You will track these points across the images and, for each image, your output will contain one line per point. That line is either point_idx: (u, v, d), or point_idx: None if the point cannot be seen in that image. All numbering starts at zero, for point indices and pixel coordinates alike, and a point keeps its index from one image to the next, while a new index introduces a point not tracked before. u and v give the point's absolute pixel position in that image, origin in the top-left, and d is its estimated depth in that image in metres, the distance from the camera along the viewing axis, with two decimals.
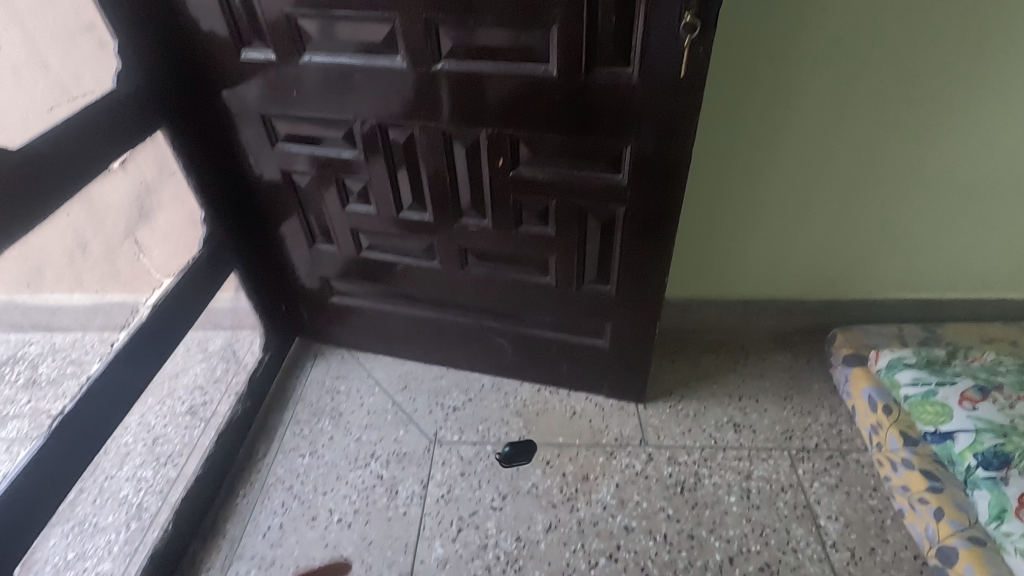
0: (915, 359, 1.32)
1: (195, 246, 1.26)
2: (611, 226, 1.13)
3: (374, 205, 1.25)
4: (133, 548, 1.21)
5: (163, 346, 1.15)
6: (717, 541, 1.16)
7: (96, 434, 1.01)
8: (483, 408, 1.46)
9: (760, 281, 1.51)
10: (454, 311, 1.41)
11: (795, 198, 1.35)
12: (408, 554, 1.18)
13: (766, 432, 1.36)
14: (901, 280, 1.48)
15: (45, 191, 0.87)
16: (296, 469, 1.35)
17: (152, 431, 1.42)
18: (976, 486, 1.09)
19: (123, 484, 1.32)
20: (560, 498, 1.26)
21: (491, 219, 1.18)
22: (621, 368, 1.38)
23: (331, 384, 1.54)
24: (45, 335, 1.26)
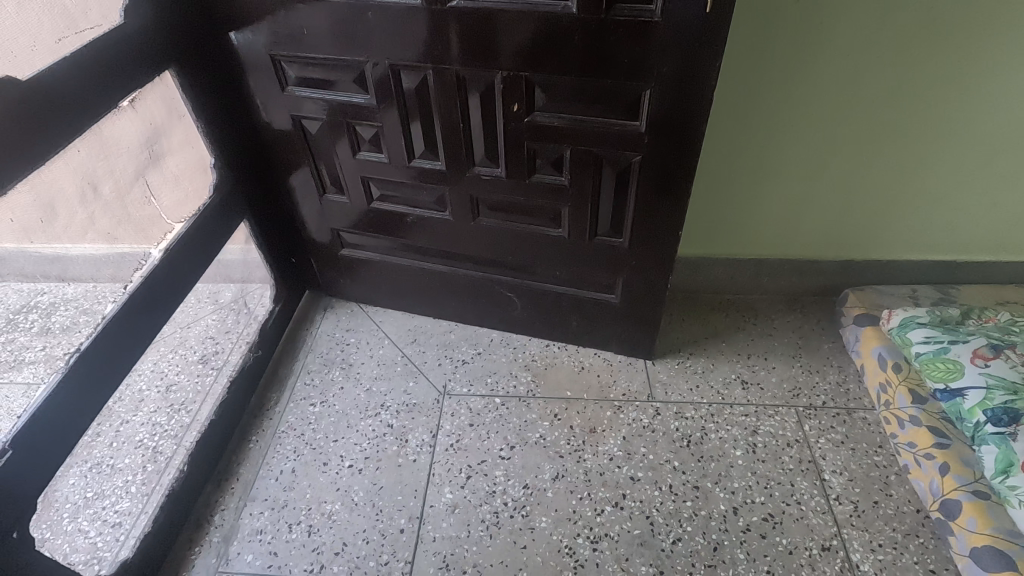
0: (928, 317, 1.31)
1: (206, 191, 1.24)
2: (626, 176, 1.12)
3: (385, 153, 1.24)
4: (149, 490, 1.22)
5: (173, 287, 1.14)
6: (722, 492, 1.18)
7: (119, 362, 1.03)
8: (491, 361, 1.47)
9: (773, 240, 1.49)
10: (464, 264, 1.41)
11: (813, 152, 1.32)
12: (417, 498, 1.20)
13: (773, 389, 1.37)
14: (917, 241, 1.46)
15: (52, 126, 0.87)
16: (307, 416, 1.37)
17: (165, 377, 1.43)
18: (983, 442, 1.10)
19: (138, 428, 1.33)
20: (568, 449, 1.27)
21: (504, 168, 1.17)
22: (630, 324, 1.38)
23: (341, 336, 1.55)
24: (56, 285, 1.19)
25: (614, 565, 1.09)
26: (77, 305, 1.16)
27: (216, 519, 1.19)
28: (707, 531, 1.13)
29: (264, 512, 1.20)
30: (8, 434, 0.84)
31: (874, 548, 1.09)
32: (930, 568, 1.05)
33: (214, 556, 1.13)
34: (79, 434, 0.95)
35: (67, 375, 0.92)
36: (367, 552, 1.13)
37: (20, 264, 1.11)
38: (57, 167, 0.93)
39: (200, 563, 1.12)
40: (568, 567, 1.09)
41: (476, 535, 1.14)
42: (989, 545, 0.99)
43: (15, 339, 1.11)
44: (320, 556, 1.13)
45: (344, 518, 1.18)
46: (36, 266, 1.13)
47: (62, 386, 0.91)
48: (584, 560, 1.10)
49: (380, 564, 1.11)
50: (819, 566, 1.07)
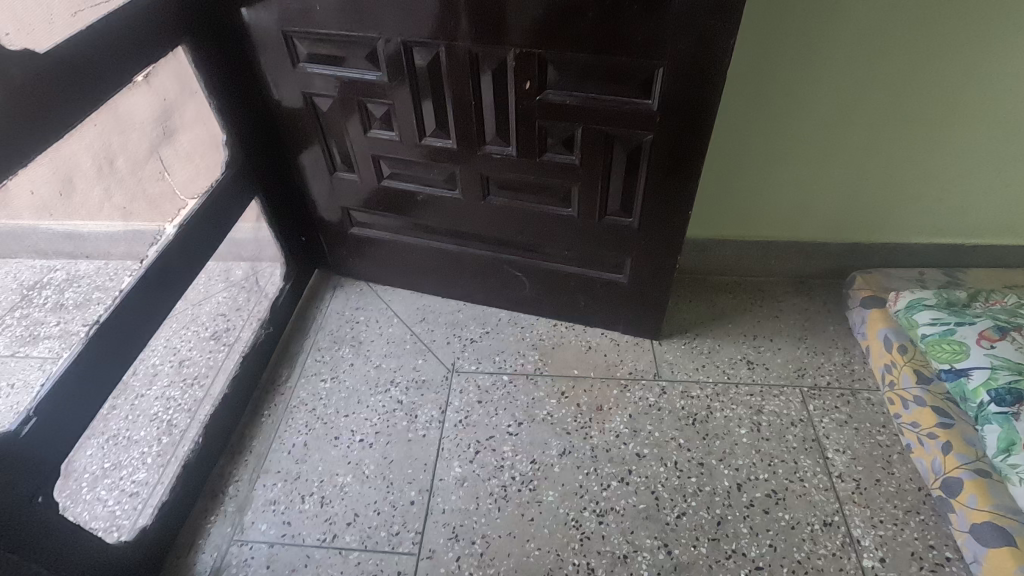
0: (935, 300, 1.32)
1: (218, 169, 1.25)
2: (636, 155, 1.12)
3: (396, 131, 1.24)
4: (165, 460, 1.25)
5: (188, 263, 1.16)
6: (726, 469, 1.20)
7: (135, 334, 1.05)
8: (499, 340, 1.48)
9: (782, 221, 1.49)
10: (473, 243, 1.42)
11: (825, 132, 1.32)
12: (427, 472, 1.23)
13: (778, 369, 1.38)
14: (926, 224, 1.46)
15: (70, 101, 0.88)
16: (318, 392, 1.39)
17: (177, 353, 1.44)
18: (986, 421, 1.11)
19: (152, 402, 1.35)
20: (574, 426, 1.29)
21: (515, 146, 1.17)
22: (638, 304, 1.39)
23: (350, 314, 1.57)
24: (66, 263, 1.14)
25: (620, 537, 1.11)
26: (89, 283, 1.13)
27: (230, 490, 1.22)
28: (711, 506, 1.15)
29: (277, 484, 1.22)
30: (34, 401, 0.87)
31: (875, 524, 1.11)
32: (929, 543, 1.07)
33: (230, 525, 1.16)
34: (99, 404, 0.97)
35: (87, 346, 0.95)
36: (378, 523, 1.16)
37: (37, 241, 1.05)
38: (74, 144, 0.94)
39: (215, 531, 1.15)
40: (575, 539, 1.12)
41: (484, 507, 1.17)
42: (989, 521, 1.01)
43: (30, 313, 1.04)
44: (332, 525, 1.15)
45: (355, 491, 1.20)
46: (52, 241, 1.09)
47: (83, 357, 0.94)
48: (590, 532, 1.12)
49: (391, 534, 1.14)
50: (821, 541, 1.09)
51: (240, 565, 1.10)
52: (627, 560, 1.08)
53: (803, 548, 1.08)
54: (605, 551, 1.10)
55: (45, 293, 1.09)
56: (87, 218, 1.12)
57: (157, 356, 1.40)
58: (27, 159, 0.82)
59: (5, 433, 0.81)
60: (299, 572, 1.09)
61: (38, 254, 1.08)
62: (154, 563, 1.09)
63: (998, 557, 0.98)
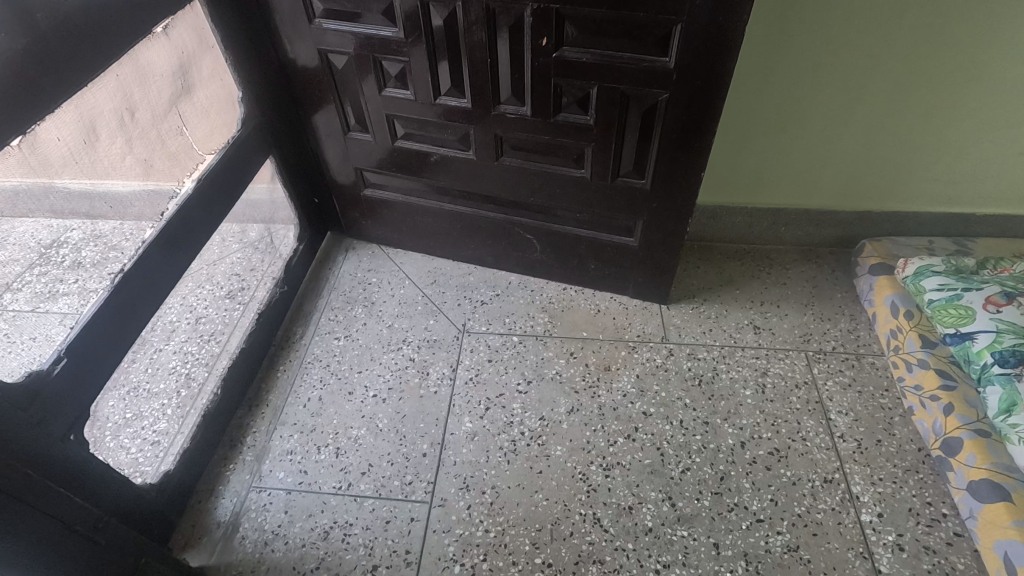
0: (943, 267, 1.34)
1: (234, 127, 1.27)
2: (651, 115, 1.13)
3: (412, 89, 1.25)
4: (186, 411, 1.24)
5: (206, 217, 1.18)
6: (731, 428, 1.23)
7: (151, 293, 1.06)
8: (510, 303, 1.50)
9: (794, 187, 1.49)
10: (485, 205, 1.44)
11: (842, 98, 1.31)
12: (439, 426, 1.26)
13: (784, 334, 1.40)
14: (936, 194, 1.47)
15: (95, 46, 0.90)
16: (332, 349, 1.42)
17: (194, 311, 1.39)
18: (988, 383, 1.14)
19: (170, 356, 1.31)
20: (582, 385, 1.32)
21: (530, 105, 1.18)
22: (647, 268, 1.40)
23: (363, 275, 1.59)
24: (83, 222, 1.07)
25: (626, 490, 1.15)
26: (106, 241, 1.09)
27: (248, 440, 1.25)
28: (715, 462, 1.18)
29: (293, 435, 1.26)
30: (64, 342, 0.89)
31: (874, 481, 1.14)
32: (927, 500, 1.11)
33: (248, 473, 1.20)
34: (121, 353, 1.00)
35: (112, 293, 0.97)
36: (392, 472, 1.19)
37: (56, 200, 0.98)
38: (95, 92, 0.95)
39: (235, 478, 1.19)
40: (582, 491, 1.15)
41: (495, 460, 1.21)
42: (987, 478, 1.04)
43: (48, 271, 0.99)
44: (347, 475, 1.19)
45: (369, 443, 1.24)
46: (68, 199, 1.01)
47: (109, 303, 0.97)
48: (597, 484, 1.16)
49: (404, 484, 1.18)
50: (821, 496, 1.12)
51: (259, 509, 1.15)
52: (632, 511, 1.12)
53: (803, 502, 1.12)
54: (611, 502, 1.13)
55: (64, 251, 1.03)
56: (105, 175, 1.05)
57: (175, 313, 1.34)
58: (50, 110, 0.84)
59: (37, 370, 0.84)
60: (316, 517, 1.14)
61: (53, 213, 0.99)
62: (177, 505, 1.13)
63: (993, 512, 1.01)
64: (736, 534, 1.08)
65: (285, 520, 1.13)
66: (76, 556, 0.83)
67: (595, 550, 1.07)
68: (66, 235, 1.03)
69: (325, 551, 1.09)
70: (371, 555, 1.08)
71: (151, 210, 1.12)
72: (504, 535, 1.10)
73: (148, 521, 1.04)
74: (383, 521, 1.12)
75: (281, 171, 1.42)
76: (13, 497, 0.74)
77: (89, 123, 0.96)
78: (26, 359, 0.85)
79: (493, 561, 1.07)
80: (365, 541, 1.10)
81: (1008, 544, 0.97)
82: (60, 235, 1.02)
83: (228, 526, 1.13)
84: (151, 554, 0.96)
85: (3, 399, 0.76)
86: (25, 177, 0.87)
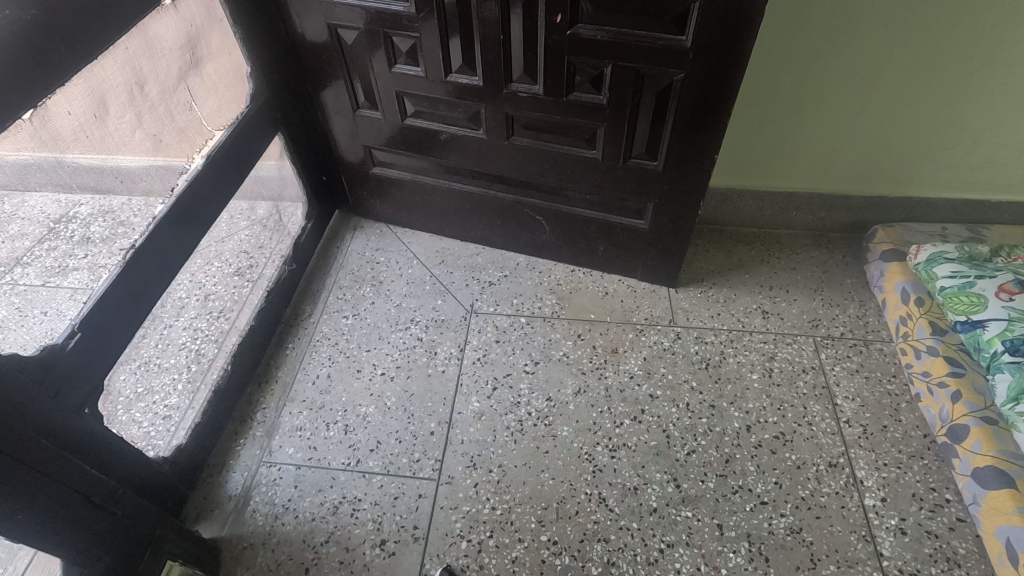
0: (956, 253, 1.33)
1: (243, 102, 1.26)
2: (664, 95, 1.11)
3: (422, 66, 1.23)
4: (197, 386, 1.25)
5: (216, 195, 1.18)
6: (737, 412, 1.24)
7: (161, 267, 1.06)
8: (517, 284, 1.50)
9: (805, 171, 1.48)
10: (494, 184, 1.43)
11: (859, 80, 1.28)
12: (447, 405, 1.27)
13: (793, 319, 1.40)
14: (951, 179, 1.45)
15: (108, 20, 0.90)
16: (340, 327, 1.43)
17: (203, 287, 1.37)
18: (998, 370, 1.13)
19: (180, 333, 1.31)
20: (589, 366, 1.33)
21: (542, 84, 1.16)
22: (656, 251, 1.40)
23: (371, 254, 1.59)
24: (91, 197, 1.05)
25: (631, 470, 1.16)
26: (115, 217, 1.07)
27: (258, 416, 1.27)
28: (720, 445, 1.19)
29: (303, 412, 1.27)
30: (77, 316, 0.90)
31: (879, 466, 1.14)
32: (930, 486, 1.11)
33: (258, 448, 1.22)
34: (135, 329, 1.01)
35: (124, 270, 0.98)
36: (400, 450, 1.21)
37: (65, 174, 0.96)
38: (103, 64, 0.94)
39: (245, 453, 1.21)
40: (587, 471, 1.16)
41: (501, 439, 1.22)
42: (992, 465, 1.05)
43: (57, 246, 0.96)
44: (356, 451, 1.21)
45: (377, 420, 1.26)
46: (76, 174, 0.98)
47: (122, 280, 0.97)
48: (603, 465, 1.17)
49: (412, 461, 1.19)
50: (825, 480, 1.13)
51: (269, 484, 1.17)
52: (637, 491, 1.13)
53: (807, 486, 1.12)
54: (616, 483, 1.15)
55: (70, 226, 1.02)
56: (117, 149, 1.04)
57: (184, 290, 1.32)
58: (61, 84, 0.84)
59: (52, 344, 0.84)
60: (325, 491, 1.15)
61: (60, 187, 0.96)
62: (190, 478, 1.15)
63: (996, 498, 1.01)
64: (740, 516, 1.09)
65: (295, 494, 1.15)
66: (93, 526, 0.84)
67: (600, 529, 1.09)
68: (73, 209, 1.02)
69: (334, 525, 1.11)
70: (379, 530, 1.10)
71: (160, 186, 1.12)
72: (510, 513, 1.11)
73: (162, 492, 1.06)
74: (391, 497, 1.14)
75: (290, 148, 1.41)
76: (33, 468, 0.76)
77: (99, 97, 0.96)
78: (37, 334, 0.85)
79: (500, 538, 1.08)
80: (373, 516, 1.12)
81: (1010, 530, 0.98)
82: (68, 210, 1.00)
83: (239, 499, 1.15)
84: (166, 525, 0.98)
85: (20, 371, 0.77)
86: (37, 151, 0.86)
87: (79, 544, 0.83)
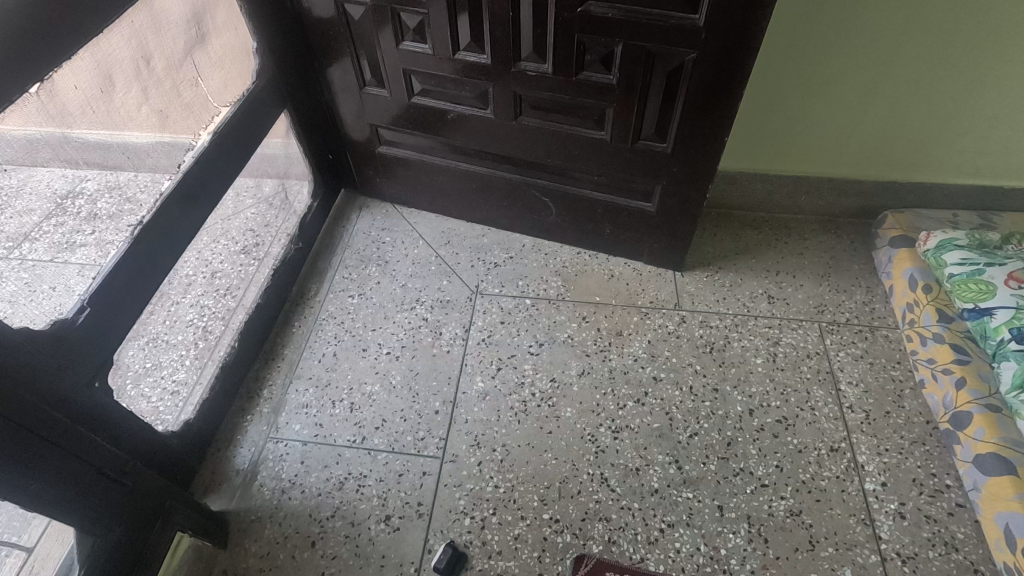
0: (967, 240, 1.31)
1: (249, 78, 1.25)
2: (676, 75, 1.09)
3: (430, 43, 1.21)
4: (204, 362, 1.25)
5: (222, 172, 1.17)
6: (740, 395, 1.24)
7: (169, 244, 1.06)
8: (523, 265, 1.50)
9: (818, 154, 1.46)
10: (501, 165, 1.42)
11: (874, 62, 1.26)
12: (451, 384, 1.28)
13: (799, 304, 1.39)
14: (966, 165, 1.43)
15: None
16: (346, 306, 1.43)
17: (209, 265, 1.35)
18: (1004, 358, 1.13)
19: (187, 310, 1.30)
20: (594, 348, 1.33)
21: (551, 62, 1.15)
22: (664, 234, 1.39)
23: (376, 234, 1.59)
24: (98, 173, 1.05)
25: (633, 452, 1.17)
26: (122, 193, 1.07)
27: (265, 392, 1.28)
28: (723, 428, 1.20)
29: (309, 389, 1.29)
30: (86, 291, 0.91)
31: (881, 451, 1.15)
32: (931, 471, 1.12)
33: (265, 424, 1.23)
34: (143, 305, 1.02)
35: (132, 247, 0.98)
36: (405, 428, 1.22)
37: (72, 149, 0.96)
38: (110, 37, 0.94)
39: (252, 429, 1.23)
40: (590, 451, 1.18)
41: (505, 419, 1.23)
42: (994, 452, 1.05)
43: (65, 221, 0.97)
44: (361, 429, 1.22)
45: (382, 399, 1.27)
46: (83, 149, 0.99)
47: (130, 256, 0.97)
48: (605, 446, 1.18)
49: (416, 439, 1.20)
50: (825, 464, 1.14)
51: (276, 459, 1.18)
52: (639, 472, 1.14)
53: (808, 469, 1.13)
54: (618, 463, 1.16)
55: (77, 203, 1.03)
56: (123, 124, 1.04)
57: (190, 267, 1.30)
58: (66, 58, 0.83)
59: (63, 318, 0.85)
60: (332, 468, 1.17)
61: (67, 162, 0.97)
62: (198, 452, 1.16)
63: (996, 484, 1.02)
64: (740, 498, 1.10)
65: (301, 469, 1.17)
66: (105, 496, 0.86)
67: (602, 508, 1.10)
68: (79, 185, 1.02)
69: (340, 500, 1.13)
70: (384, 505, 1.12)
71: (167, 162, 1.12)
72: (513, 491, 1.13)
73: (171, 464, 1.07)
74: (396, 474, 1.16)
75: (296, 125, 1.41)
76: (47, 440, 0.77)
77: (105, 71, 0.95)
78: (46, 308, 0.85)
79: (502, 515, 1.10)
80: (379, 492, 1.14)
81: (1009, 516, 0.98)
82: (74, 185, 1.01)
83: (247, 474, 1.16)
84: (177, 497, 1.00)
85: (33, 345, 0.78)
86: (44, 126, 0.86)
87: (91, 514, 0.84)
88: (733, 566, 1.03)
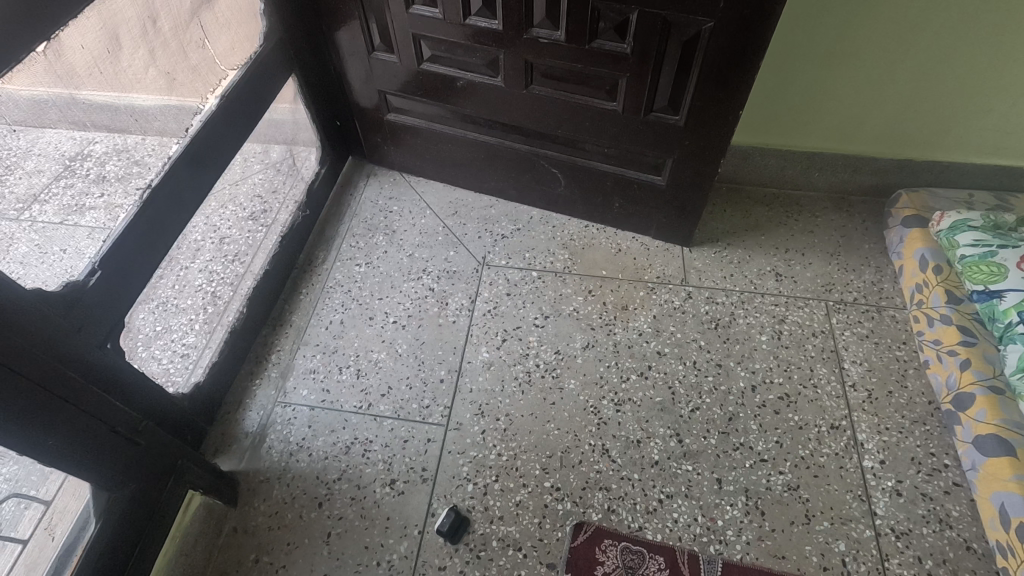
0: (981, 221, 1.29)
1: (256, 41, 1.23)
2: (692, 44, 1.06)
3: (441, 8, 1.19)
4: (214, 327, 1.27)
5: (230, 137, 1.17)
6: (743, 371, 1.25)
7: (178, 209, 1.06)
8: (531, 237, 1.50)
9: (836, 129, 1.42)
10: (510, 134, 1.40)
11: (897, 35, 1.22)
12: (456, 354, 1.30)
13: (806, 282, 1.39)
14: (986, 145, 1.40)
15: None
16: (353, 275, 1.44)
17: (218, 230, 1.35)
18: (1010, 341, 1.12)
19: (196, 274, 1.29)
20: (599, 322, 1.34)
21: (564, 30, 1.12)
22: (673, 209, 1.38)
23: (383, 203, 1.58)
24: (105, 136, 1.05)
25: (635, 425, 1.19)
26: (130, 156, 1.08)
27: (273, 358, 1.30)
28: (724, 404, 1.21)
29: (316, 355, 1.30)
30: (96, 255, 0.91)
31: (881, 430, 1.16)
32: (930, 451, 1.13)
33: (273, 389, 1.26)
34: (153, 271, 1.02)
35: (140, 211, 0.98)
36: (410, 396, 1.24)
37: (78, 111, 0.95)
38: None
39: (261, 393, 1.25)
40: (591, 423, 1.19)
41: (509, 389, 1.24)
42: (994, 433, 1.05)
43: (73, 183, 0.97)
44: (367, 395, 1.24)
45: (388, 366, 1.29)
46: (91, 110, 0.98)
47: (139, 220, 0.98)
48: (607, 418, 1.20)
49: (422, 407, 1.22)
50: (825, 441, 1.15)
51: (284, 423, 1.21)
52: (639, 444, 1.16)
53: (807, 445, 1.15)
54: (619, 436, 1.17)
55: (86, 164, 1.02)
56: (131, 87, 1.03)
57: (200, 233, 1.30)
58: (70, 12, 0.81)
59: (74, 281, 0.86)
60: (338, 432, 1.19)
61: (74, 124, 0.97)
62: (207, 414, 1.19)
63: (994, 465, 1.03)
64: (739, 471, 1.12)
65: (309, 433, 1.20)
66: (119, 454, 0.89)
67: (602, 478, 1.12)
68: (87, 147, 1.02)
69: (346, 463, 1.16)
70: (389, 469, 1.14)
71: (175, 126, 1.12)
72: (516, 459, 1.15)
73: (181, 425, 1.10)
74: (401, 440, 1.18)
75: (304, 91, 1.39)
76: (60, 398, 0.79)
77: (111, 29, 0.94)
78: (58, 270, 0.86)
79: (505, 482, 1.12)
80: (384, 457, 1.16)
81: (1006, 495, 1.00)
82: (82, 148, 1.01)
83: (255, 436, 1.19)
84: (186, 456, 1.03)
85: (45, 307, 0.79)
86: (51, 87, 0.86)
87: (107, 469, 0.87)
88: (729, 537, 1.05)
